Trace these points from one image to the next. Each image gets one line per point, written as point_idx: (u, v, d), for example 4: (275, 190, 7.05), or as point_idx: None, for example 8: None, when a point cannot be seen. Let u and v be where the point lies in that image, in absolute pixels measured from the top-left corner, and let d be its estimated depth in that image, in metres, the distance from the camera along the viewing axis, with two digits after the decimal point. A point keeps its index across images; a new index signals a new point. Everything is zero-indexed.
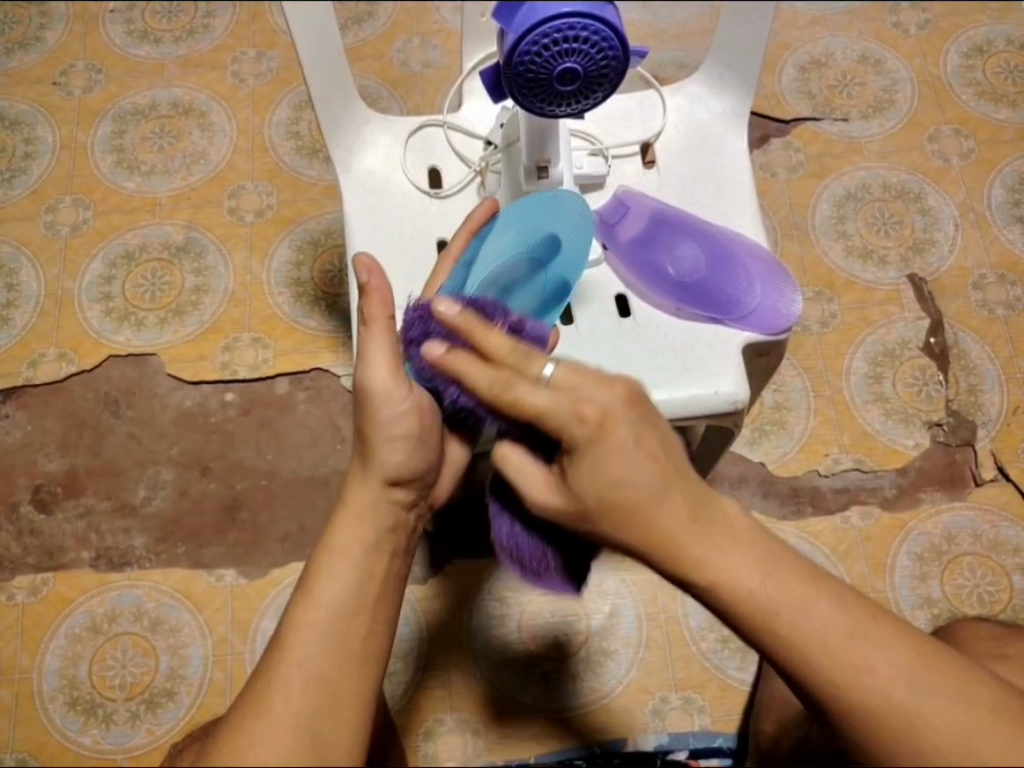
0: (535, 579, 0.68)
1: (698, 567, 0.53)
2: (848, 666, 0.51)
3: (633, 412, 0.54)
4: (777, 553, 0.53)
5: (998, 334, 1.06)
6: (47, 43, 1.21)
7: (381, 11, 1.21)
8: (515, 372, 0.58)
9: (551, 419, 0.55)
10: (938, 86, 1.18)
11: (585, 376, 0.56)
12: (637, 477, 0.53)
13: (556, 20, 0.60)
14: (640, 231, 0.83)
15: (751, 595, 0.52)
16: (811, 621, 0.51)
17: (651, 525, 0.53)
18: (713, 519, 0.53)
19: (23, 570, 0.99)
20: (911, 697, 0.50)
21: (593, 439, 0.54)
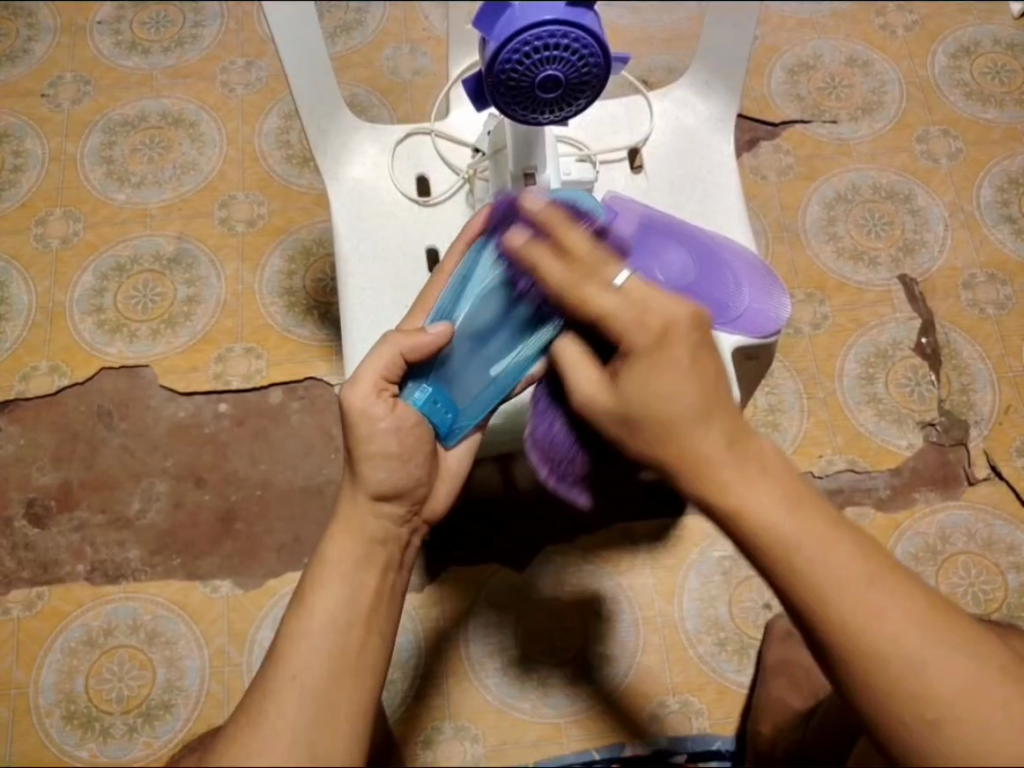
0: (554, 478, 0.73)
1: (726, 491, 0.53)
2: (860, 612, 0.51)
3: (695, 332, 0.57)
4: (803, 490, 0.54)
5: (989, 333, 1.07)
6: (34, 55, 1.21)
7: (369, 19, 1.21)
8: (589, 270, 0.61)
9: (617, 328, 0.59)
10: (926, 87, 1.18)
11: (655, 289, 0.59)
12: (683, 395, 0.55)
13: (536, 27, 0.60)
14: (630, 233, 0.78)
15: (774, 528, 0.52)
16: (828, 562, 0.51)
17: (693, 443, 0.54)
18: (748, 450, 0.54)
19: (18, 585, 0.98)
20: (919, 647, 0.51)
21: (652, 350, 0.57)
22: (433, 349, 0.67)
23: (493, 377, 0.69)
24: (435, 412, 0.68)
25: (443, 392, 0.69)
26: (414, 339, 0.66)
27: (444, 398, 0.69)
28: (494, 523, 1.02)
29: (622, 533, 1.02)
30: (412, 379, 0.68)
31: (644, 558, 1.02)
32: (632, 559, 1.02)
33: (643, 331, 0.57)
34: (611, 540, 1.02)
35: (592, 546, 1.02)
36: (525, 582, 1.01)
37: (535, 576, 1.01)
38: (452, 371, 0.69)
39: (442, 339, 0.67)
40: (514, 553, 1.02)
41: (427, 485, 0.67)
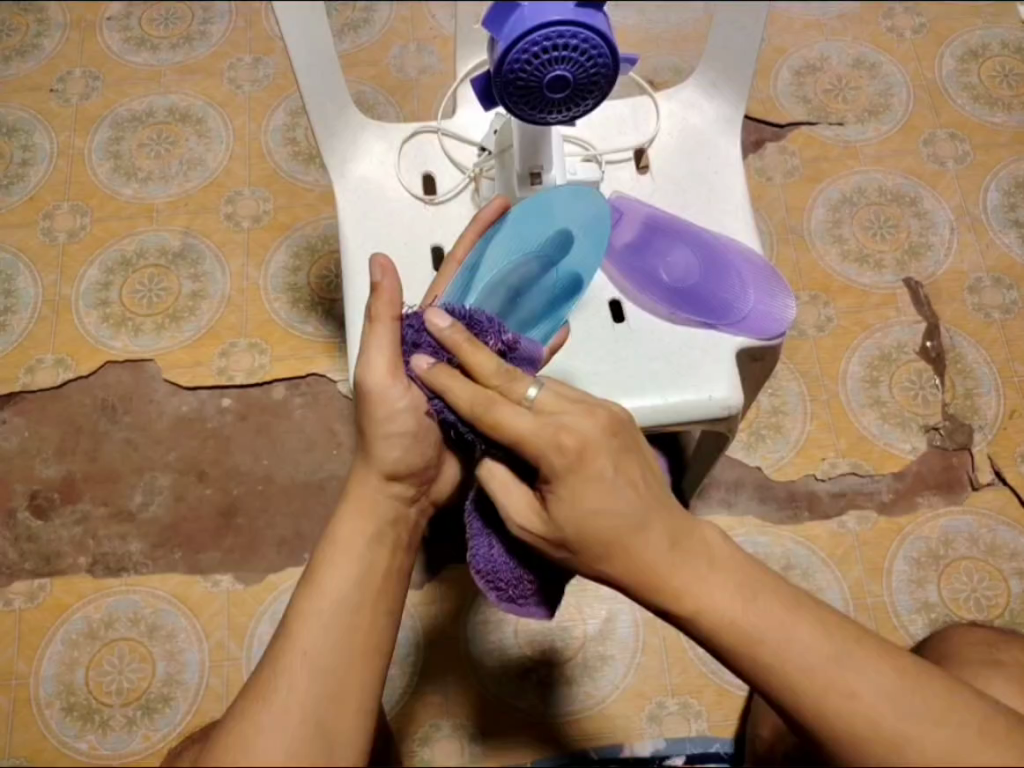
0: (513, 607, 0.69)
1: (682, 595, 0.53)
2: (832, 691, 0.50)
3: (611, 438, 0.54)
4: (760, 580, 0.53)
5: (994, 338, 1.06)
6: (44, 50, 1.22)
7: (377, 17, 1.21)
8: (499, 394, 0.57)
9: (532, 448, 0.55)
10: (933, 90, 1.18)
11: (568, 402, 0.55)
12: (617, 506, 0.53)
13: (546, 28, 0.60)
14: (633, 237, 0.83)
15: (731, 622, 0.51)
16: (788, 650, 0.50)
17: (635, 551, 0.53)
18: (693, 544, 0.54)
19: (20, 576, 0.99)
20: (896, 723, 0.49)
21: (573, 467, 0.54)
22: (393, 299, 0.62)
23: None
24: None
25: None
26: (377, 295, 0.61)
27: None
28: None
29: None
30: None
31: None
32: None
33: None
34: None
35: None
36: None
37: None
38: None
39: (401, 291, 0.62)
40: None
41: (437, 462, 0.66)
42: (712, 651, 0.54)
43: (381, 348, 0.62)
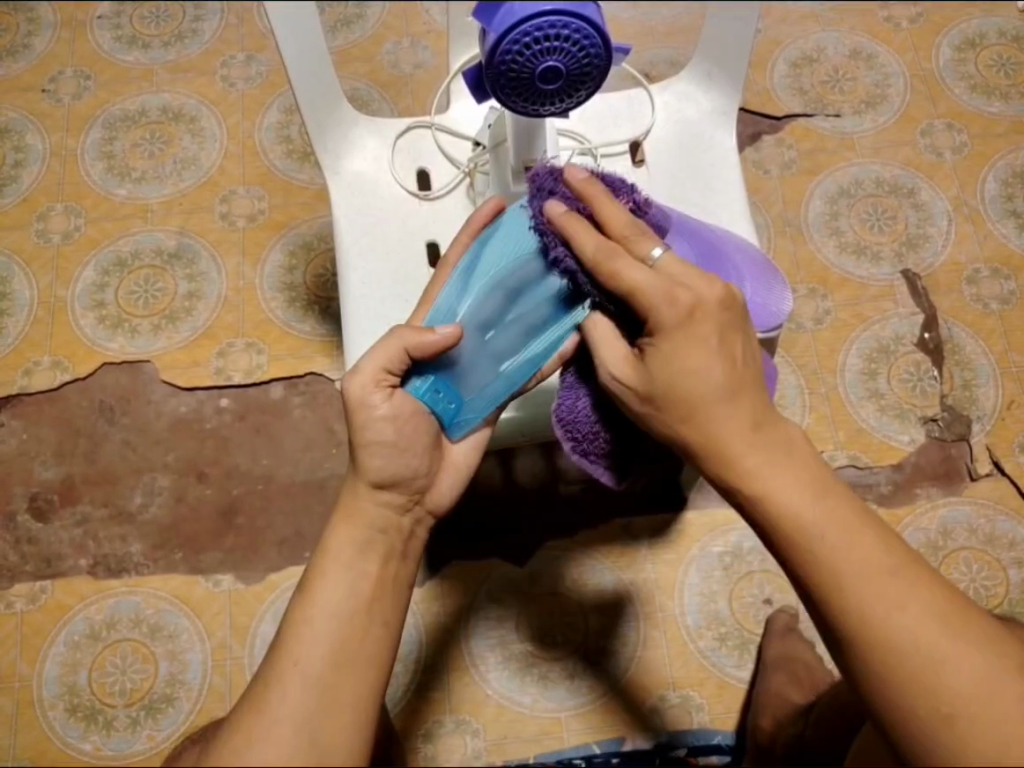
0: (585, 463, 0.70)
1: (752, 478, 0.58)
2: (875, 598, 0.54)
3: (724, 312, 0.58)
4: (829, 482, 0.58)
5: (992, 328, 1.06)
6: (34, 50, 1.21)
7: (370, 12, 1.21)
8: (623, 245, 0.60)
9: (647, 304, 0.59)
10: (930, 81, 1.17)
11: (690, 268, 0.59)
12: (707, 372, 0.58)
13: (537, 18, 0.60)
14: None
15: (794, 512, 0.57)
16: (846, 548, 0.55)
17: (715, 424, 0.59)
18: (775, 435, 0.59)
19: (22, 579, 0.99)
20: (935, 641, 0.53)
21: (680, 325, 0.58)
22: (438, 349, 0.64)
23: (502, 372, 0.67)
24: (439, 403, 0.67)
25: (450, 381, 0.67)
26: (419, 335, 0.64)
27: (446, 391, 0.67)
28: (495, 515, 1.03)
29: (622, 528, 1.02)
30: (416, 373, 0.66)
31: (645, 552, 1.02)
32: (633, 553, 1.02)
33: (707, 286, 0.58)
34: (612, 535, 1.02)
35: (593, 542, 1.02)
36: (527, 577, 1.01)
37: (535, 571, 1.01)
38: (458, 363, 0.67)
39: (450, 341, 0.64)
40: (515, 545, 1.02)
41: (429, 476, 0.66)
42: (767, 539, 0.59)
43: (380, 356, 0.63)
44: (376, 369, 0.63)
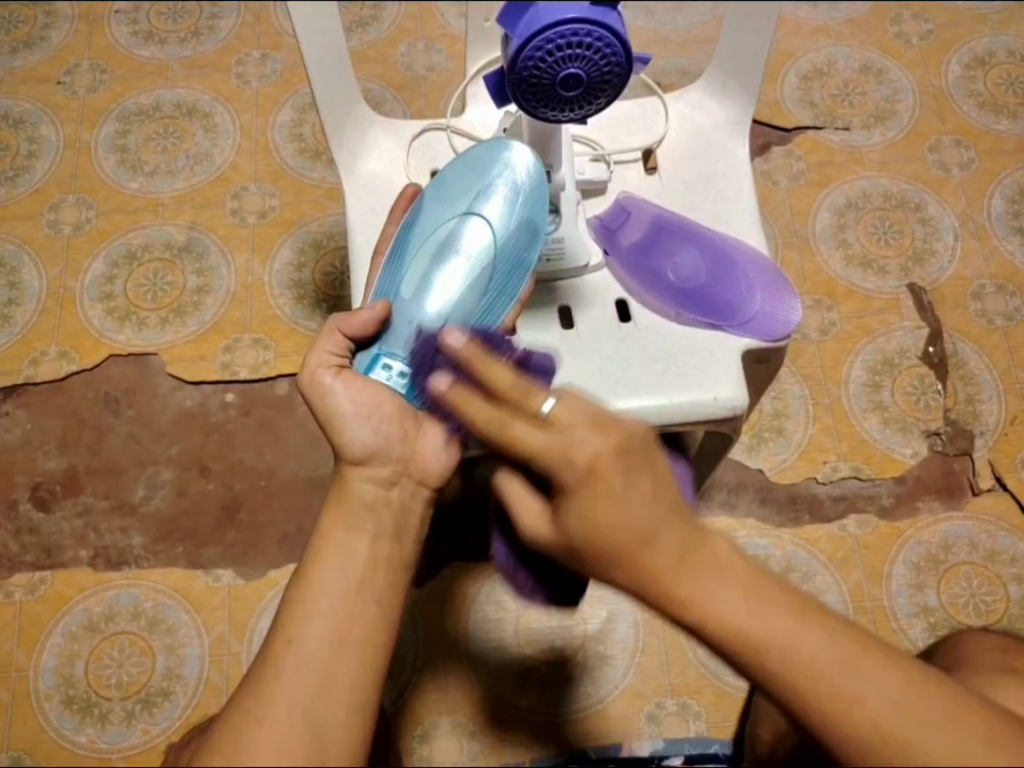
0: (519, 594, 0.73)
1: (687, 605, 0.51)
2: (835, 696, 0.49)
3: (620, 456, 0.54)
4: (766, 586, 0.51)
5: (996, 344, 1.07)
6: (51, 42, 1.22)
7: (385, 15, 1.21)
8: (516, 408, 0.58)
9: (542, 462, 0.56)
10: (939, 97, 1.18)
11: (581, 419, 0.56)
12: (623, 520, 0.52)
13: (560, 26, 0.61)
14: (640, 237, 0.84)
15: (736, 630, 0.50)
16: (795, 649, 0.49)
17: (645, 557, 0.52)
18: (702, 558, 0.52)
19: (21, 568, 0.99)
20: (900, 725, 0.48)
21: (580, 485, 0.54)
22: (373, 325, 0.69)
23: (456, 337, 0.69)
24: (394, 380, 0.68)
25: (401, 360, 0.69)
26: (351, 316, 0.68)
27: (399, 360, 0.69)
28: None
29: None
30: (362, 351, 0.70)
31: None
32: None
33: (603, 437, 0.55)
34: None
35: None
36: None
37: None
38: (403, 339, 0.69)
39: (379, 315, 0.68)
40: None
41: (407, 446, 0.66)
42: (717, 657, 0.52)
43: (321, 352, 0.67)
44: (322, 355, 0.67)
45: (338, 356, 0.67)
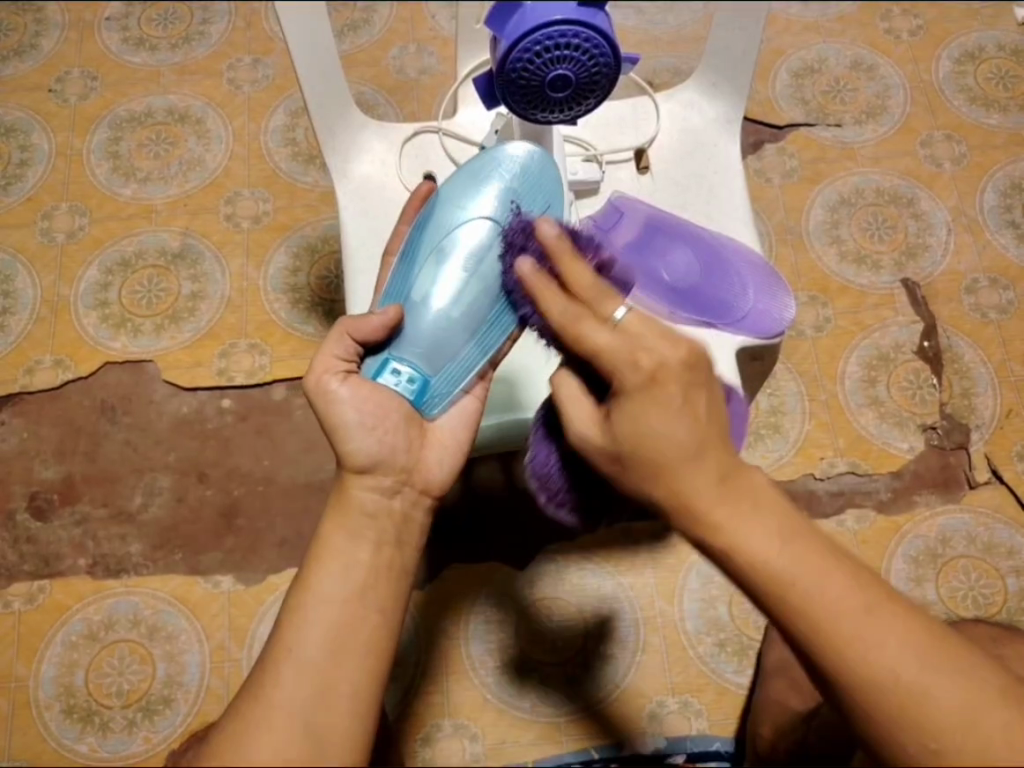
0: (548, 501, 0.72)
1: (718, 530, 0.51)
2: (859, 637, 0.48)
3: (688, 370, 0.54)
4: (799, 524, 0.51)
5: (991, 338, 1.07)
6: (42, 50, 1.21)
7: (376, 18, 1.21)
8: (590, 307, 0.58)
9: (609, 366, 0.55)
10: (930, 92, 1.19)
11: (651, 325, 0.55)
12: (674, 433, 0.52)
13: (547, 27, 0.61)
14: (632, 237, 0.81)
15: (768, 561, 0.50)
16: (823, 585, 0.49)
17: (682, 480, 0.52)
18: (740, 486, 0.52)
19: (20, 578, 0.98)
20: (919, 675, 0.48)
21: (643, 387, 0.53)
22: (382, 331, 0.67)
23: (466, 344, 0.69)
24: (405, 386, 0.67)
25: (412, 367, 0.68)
26: (361, 320, 0.67)
27: (408, 365, 0.68)
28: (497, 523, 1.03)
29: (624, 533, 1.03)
30: (370, 356, 0.69)
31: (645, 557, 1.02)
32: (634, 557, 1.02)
33: (671, 346, 0.54)
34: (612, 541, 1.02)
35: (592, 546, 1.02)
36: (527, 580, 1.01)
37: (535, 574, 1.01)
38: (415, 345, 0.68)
39: (390, 322, 0.67)
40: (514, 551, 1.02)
41: (410, 455, 0.66)
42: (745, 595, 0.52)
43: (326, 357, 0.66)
44: (330, 359, 0.66)
45: (346, 361, 0.66)
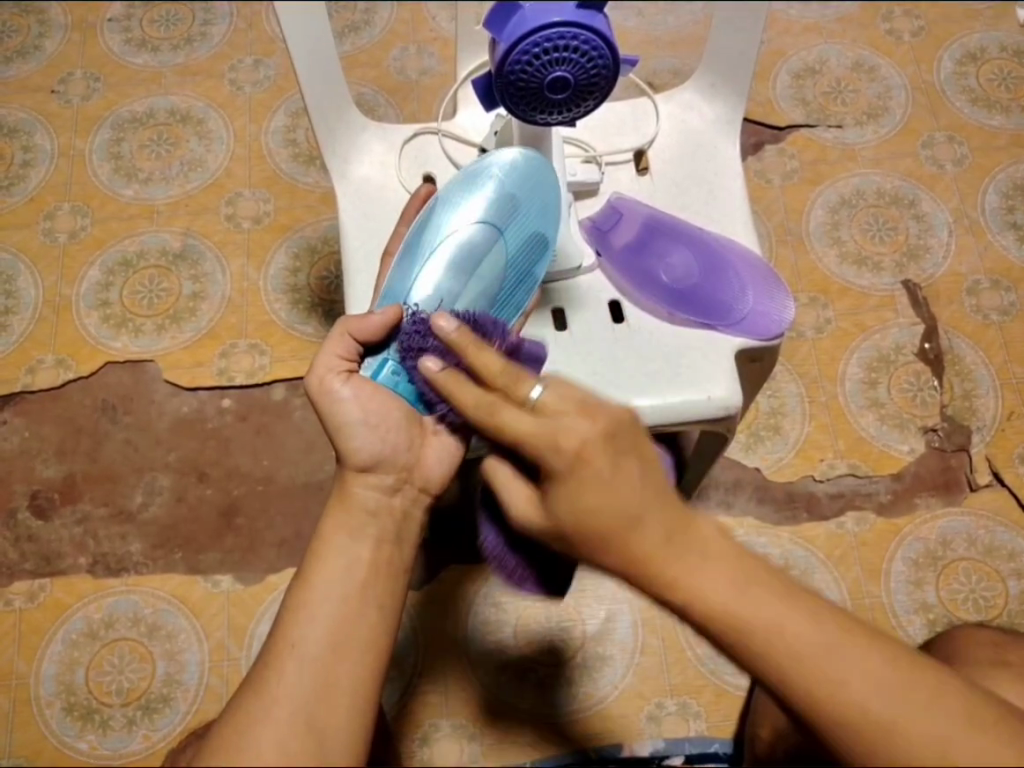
0: (507, 579, 0.72)
1: (673, 586, 0.51)
2: (818, 680, 0.49)
3: (608, 448, 0.53)
4: (751, 570, 0.51)
5: (992, 340, 1.06)
6: (45, 52, 1.22)
7: (377, 19, 1.22)
8: (503, 395, 0.57)
9: (533, 448, 0.55)
10: (931, 93, 1.18)
11: (569, 403, 0.55)
12: (617, 501, 0.52)
13: (546, 29, 0.61)
14: (632, 238, 0.83)
15: (718, 611, 0.50)
16: (776, 633, 0.49)
17: (630, 542, 0.52)
18: (690, 537, 0.52)
19: (20, 576, 0.99)
20: (888, 709, 0.48)
21: (568, 474, 0.54)
22: (383, 330, 0.67)
23: None
24: (406, 387, 0.68)
25: None
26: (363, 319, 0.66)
27: None
28: None
29: None
30: (370, 356, 0.68)
31: None
32: None
33: (589, 422, 0.54)
34: None
35: None
36: None
37: None
38: None
39: (392, 322, 0.67)
40: None
41: (413, 452, 0.66)
42: (710, 642, 0.52)
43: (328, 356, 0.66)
44: (332, 359, 0.65)
45: (347, 361, 0.66)
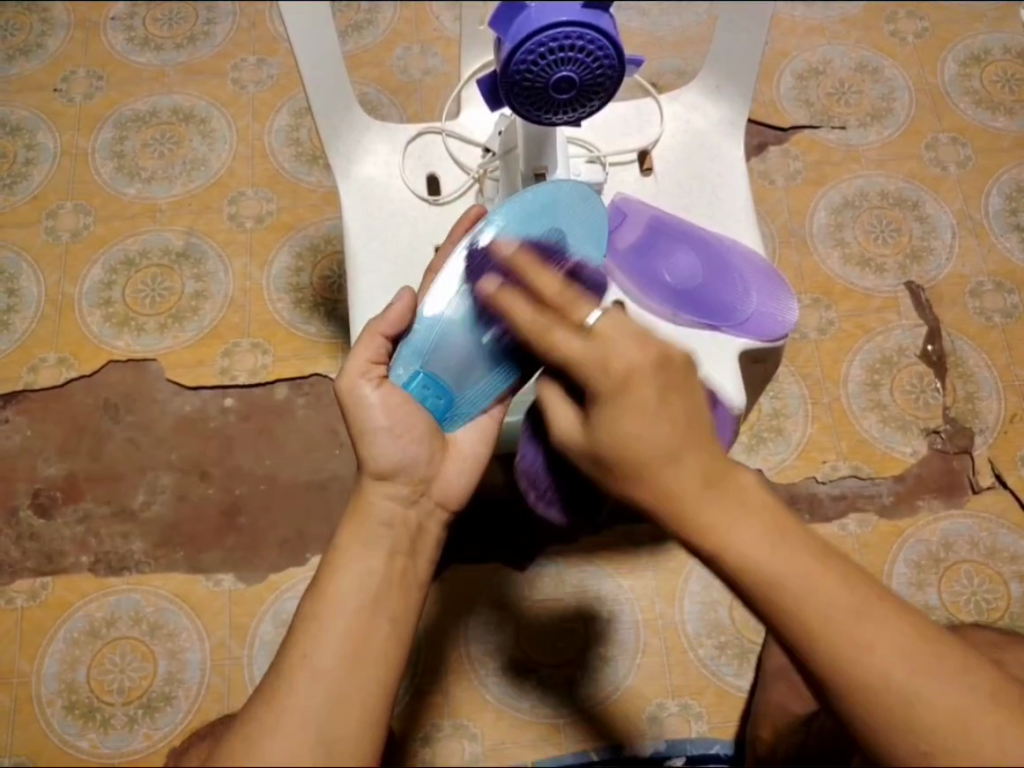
0: (537, 499, 0.75)
1: (706, 531, 0.51)
2: (849, 641, 0.49)
3: (660, 372, 0.54)
4: (791, 523, 0.52)
5: (995, 342, 1.06)
6: (48, 49, 1.22)
7: (381, 19, 1.22)
8: (557, 315, 0.60)
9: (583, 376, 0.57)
10: (935, 94, 1.18)
11: (620, 328, 0.56)
12: (654, 434, 0.53)
13: (551, 29, 0.60)
14: (637, 238, 0.82)
15: (753, 561, 0.50)
16: (814, 590, 0.49)
17: (668, 477, 0.53)
18: (728, 485, 0.53)
19: (22, 574, 0.99)
20: (908, 679, 0.48)
21: (618, 390, 0.55)
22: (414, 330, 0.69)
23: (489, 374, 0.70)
24: (429, 399, 0.69)
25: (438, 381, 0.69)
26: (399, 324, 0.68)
27: (436, 379, 0.69)
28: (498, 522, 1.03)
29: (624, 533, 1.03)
30: (399, 362, 0.69)
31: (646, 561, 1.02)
32: (634, 560, 1.02)
33: (638, 349, 0.55)
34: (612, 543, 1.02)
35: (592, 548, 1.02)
36: (527, 581, 1.01)
37: (536, 574, 1.01)
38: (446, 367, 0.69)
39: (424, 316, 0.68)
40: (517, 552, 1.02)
41: (431, 466, 0.66)
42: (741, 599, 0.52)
43: (362, 358, 0.66)
44: (365, 361, 0.66)
45: (379, 364, 0.67)
